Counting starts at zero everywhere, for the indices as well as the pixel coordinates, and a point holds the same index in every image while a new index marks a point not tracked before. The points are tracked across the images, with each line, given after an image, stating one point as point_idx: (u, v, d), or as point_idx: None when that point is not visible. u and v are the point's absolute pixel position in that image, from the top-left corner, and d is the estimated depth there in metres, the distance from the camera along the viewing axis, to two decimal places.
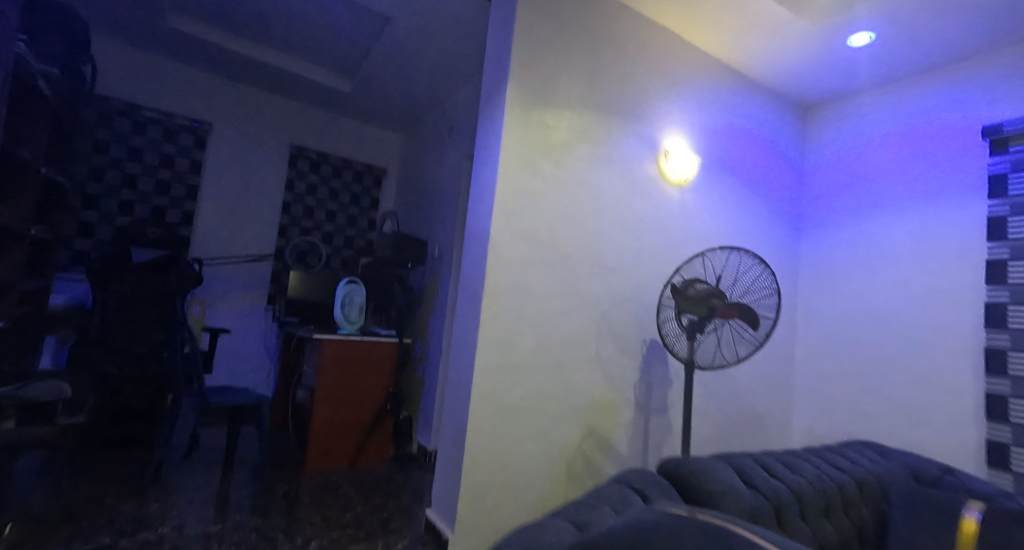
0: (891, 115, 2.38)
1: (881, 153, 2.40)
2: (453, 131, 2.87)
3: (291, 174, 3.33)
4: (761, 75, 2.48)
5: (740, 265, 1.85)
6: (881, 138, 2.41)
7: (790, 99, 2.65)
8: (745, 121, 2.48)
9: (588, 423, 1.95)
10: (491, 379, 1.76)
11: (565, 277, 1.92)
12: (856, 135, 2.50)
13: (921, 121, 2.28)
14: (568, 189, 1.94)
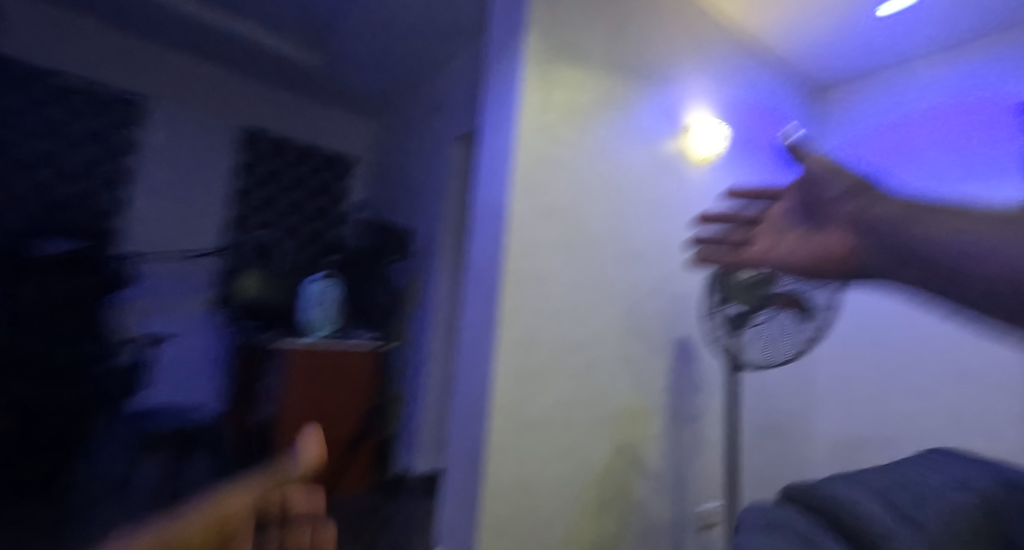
0: (917, 95, 2.21)
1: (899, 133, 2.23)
2: (439, 110, 2.54)
3: (248, 160, 2.90)
4: (784, 49, 2.27)
5: None
6: (901, 118, 2.24)
7: (807, 77, 2.47)
8: (768, 98, 2.27)
9: (619, 437, 1.66)
10: (511, 387, 1.45)
11: (591, 265, 1.63)
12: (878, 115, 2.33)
13: (944, 101, 2.12)
14: (593, 162, 1.65)
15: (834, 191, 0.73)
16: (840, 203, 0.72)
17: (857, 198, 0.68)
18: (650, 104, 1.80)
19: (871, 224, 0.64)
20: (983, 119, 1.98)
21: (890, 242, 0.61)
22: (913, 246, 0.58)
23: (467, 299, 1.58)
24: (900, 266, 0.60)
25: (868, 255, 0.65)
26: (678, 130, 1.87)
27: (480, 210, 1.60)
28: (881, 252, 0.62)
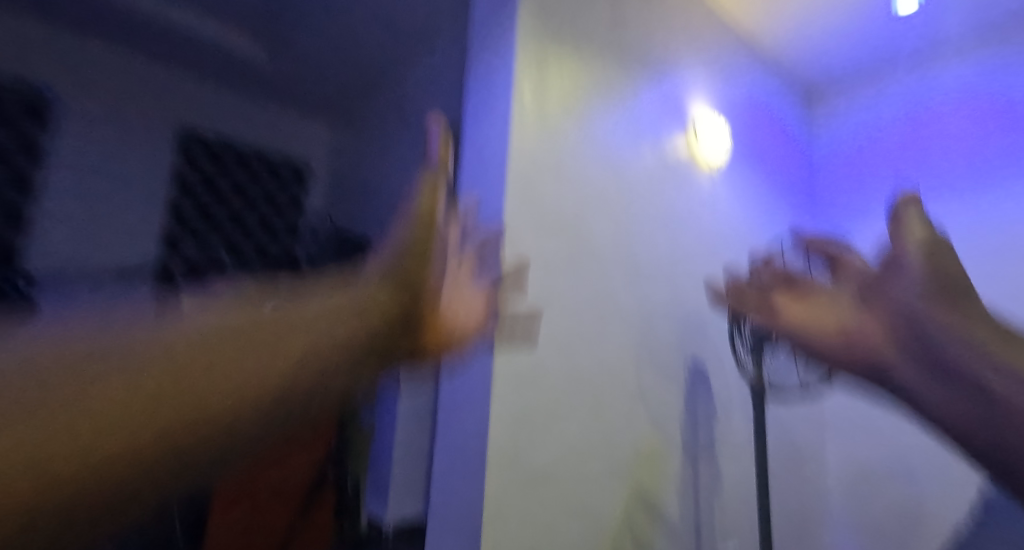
0: (910, 91, 2.04)
1: (894, 137, 2.06)
2: (407, 109, 2.26)
3: (177, 162, 2.48)
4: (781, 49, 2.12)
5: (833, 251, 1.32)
6: (895, 119, 2.07)
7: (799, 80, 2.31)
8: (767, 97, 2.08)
9: (634, 483, 1.41)
10: (511, 435, 1.17)
11: (598, 283, 1.38)
12: (871, 116, 2.14)
13: (940, 99, 1.96)
14: (596, 162, 1.41)
15: (906, 281, 0.63)
16: (902, 290, 0.63)
17: (933, 297, 0.59)
18: (651, 96, 1.57)
19: (927, 338, 0.57)
20: (979, 119, 1.84)
21: (950, 357, 0.53)
22: (966, 360, 0.51)
23: None
24: (954, 399, 0.52)
25: (906, 362, 0.59)
26: (684, 128, 1.64)
27: None
28: (924, 364, 0.57)
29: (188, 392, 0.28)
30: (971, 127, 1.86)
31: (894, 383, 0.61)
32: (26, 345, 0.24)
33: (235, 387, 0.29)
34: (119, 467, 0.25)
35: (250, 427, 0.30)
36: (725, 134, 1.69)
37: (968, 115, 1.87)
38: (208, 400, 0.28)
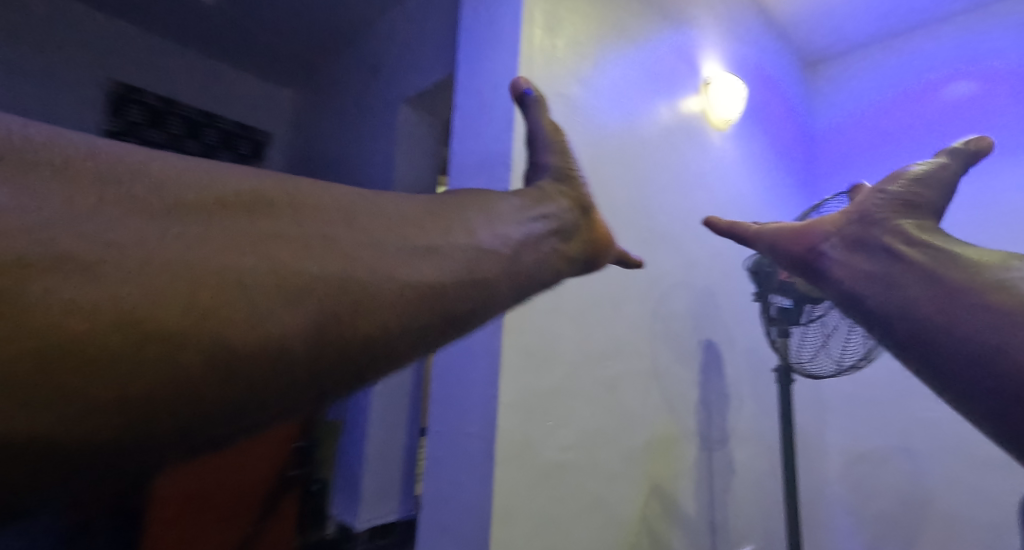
0: (906, 69, 1.92)
1: (890, 117, 1.94)
2: (376, 68, 1.98)
3: (113, 125, 1.93)
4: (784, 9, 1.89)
5: None
6: (891, 98, 1.95)
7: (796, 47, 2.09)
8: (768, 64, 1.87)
9: (649, 474, 1.25)
10: (522, 423, 0.99)
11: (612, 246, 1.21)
12: (871, 92, 2.01)
13: (940, 76, 1.84)
14: (609, 110, 1.23)
15: (882, 193, 0.67)
16: (878, 201, 0.67)
17: (903, 210, 0.65)
18: (666, 45, 1.42)
19: (882, 239, 0.64)
20: (974, 98, 1.75)
21: (910, 258, 0.60)
22: (920, 265, 0.58)
23: None
24: (876, 279, 0.61)
25: (853, 249, 0.66)
26: (699, 83, 1.50)
27: (463, 165, 1.14)
28: (870, 256, 0.64)
29: (343, 265, 0.41)
30: (968, 104, 1.77)
31: (816, 271, 0.70)
32: (123, 187, 0.35)
33: (358, 258, 0.42)
34: (300, 281, 0.38)
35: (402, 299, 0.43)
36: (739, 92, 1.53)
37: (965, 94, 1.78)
38: (355, 270, 0.41)
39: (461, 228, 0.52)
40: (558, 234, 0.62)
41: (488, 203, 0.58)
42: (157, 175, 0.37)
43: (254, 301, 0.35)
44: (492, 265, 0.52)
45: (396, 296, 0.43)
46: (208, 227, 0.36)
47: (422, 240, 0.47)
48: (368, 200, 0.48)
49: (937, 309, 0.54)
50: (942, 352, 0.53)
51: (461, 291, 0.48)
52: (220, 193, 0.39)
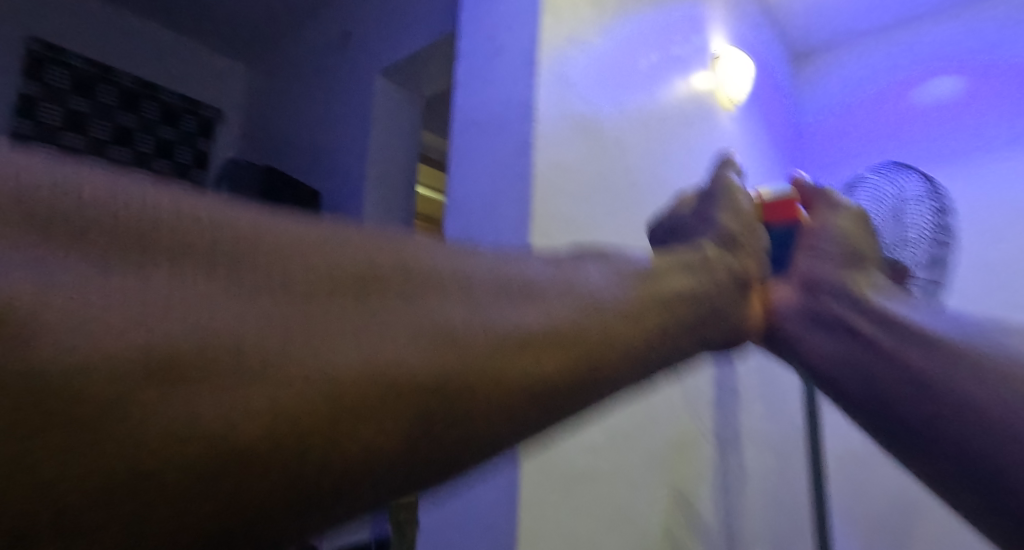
0: (907, 57, 1.63)
1: (868, 112, 1.67)
2: (348, 35, 1.69)
3: (30, 89, 1.64)
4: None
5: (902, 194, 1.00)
6: (876, 91, 1.67)
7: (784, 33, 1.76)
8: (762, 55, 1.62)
9: (672, 481, 1.09)
10: None
11: (639, 213, 1.04)
12: (846, 87, 1.74)
13: (922, 70, 1.60)
14: (635, 64, 1.10)
15: (821, 253, 0.65)
16: (818, 261, 0.64)
17: (845, 271, 0.62)
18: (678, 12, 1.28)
19: (834, 305, 0.59)
20: (959, 95, 1.51)
21: (870, 326, 0.54)
22: (883, 333, 0.53)
23: None
24: (844, 351, 0.55)
25: (823, 322, 0.59)
26: (708, 57, 1.37)
27: (470, 118, 0.94)
28: (837, 335, 0.56)
29: (489, 343, 0.30)
30: (938, 110, 1.54)
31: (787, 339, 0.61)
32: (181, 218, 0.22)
33: (491, 334, 0.30)
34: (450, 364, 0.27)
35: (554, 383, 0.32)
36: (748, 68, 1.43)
37: (948, 90, 1.54)
38: (487, 358, 0.29)
39: (592, 281, 0.41)
40: (697, 312, 0.50)
41: (616, 260, 0.47)
42: (221, 198, 0.26)
43: (364, 361, 0.24)
44: (630, 336, 0.39)
45: (524, 370, 0.30)
46: (297, 247, 0.26)
47: (555, 295, 0.36)
48: (493, 254, 0.37)
49: (916, 379, 0.48)
50: (932, 429, 0.45)
51: (597, 372, 0.35)
52: (320, 229, 0.28)
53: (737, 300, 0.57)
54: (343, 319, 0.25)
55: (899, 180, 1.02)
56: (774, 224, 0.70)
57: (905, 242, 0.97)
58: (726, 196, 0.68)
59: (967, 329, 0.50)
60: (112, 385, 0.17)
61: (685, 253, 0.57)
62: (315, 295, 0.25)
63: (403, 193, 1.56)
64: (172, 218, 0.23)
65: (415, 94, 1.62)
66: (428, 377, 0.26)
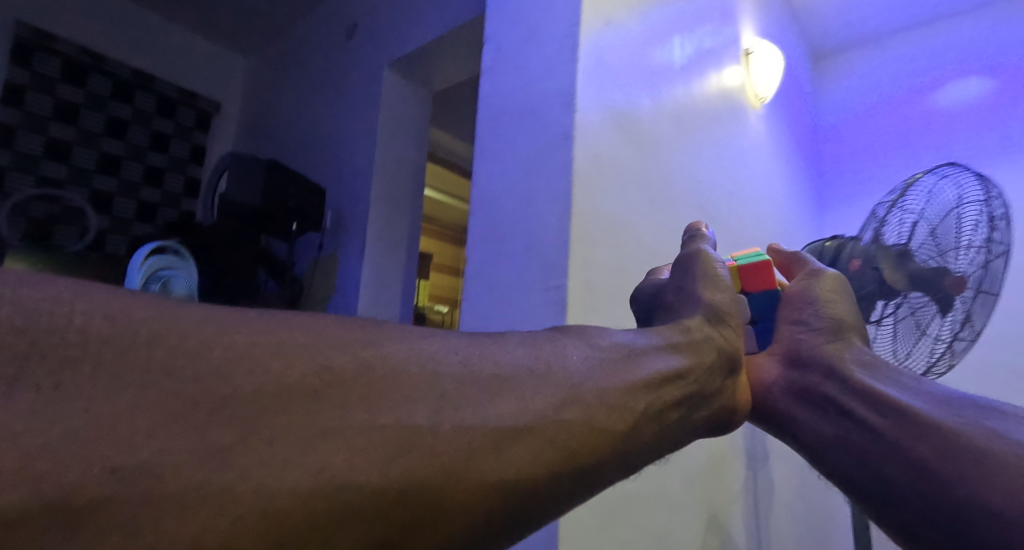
0: (925, 63, 1.58)
1: (891, 116, 1.62)
2: (353, 25, 1.56)
3: (16, 77, 1.52)
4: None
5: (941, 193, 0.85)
6: (898, 94, 1.61)
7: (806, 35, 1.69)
8: (789, 56, 1.55)
9: (711, 501, 0.92)
10: None
11: (682, 211, 0.90)
12: (864, 92, 1.68)
13: (953, 70, 1.53)
14: (676, 47, 0.95)
15: (806, 326, 0.61)
16: (806, 336, 0.60)
17: (831, 339, 0.59)
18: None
19: (823, 383, 0.55)
20: (983, 99, 1.46)
21: (858, 408, 0.51)
22: (875, 418, 0.49)
23: (471, 269, 0.81)
24: (839, 436, 0.52)
25: (818, 398, 0.55)
26: (740, 51, 1.19)
27: (498, 111, 0.83)
28: (832, 412, 0.53)
29: (456, 450, 0.30)
30: (978, 107, 1.46)
31: (782, 423, 0.57)
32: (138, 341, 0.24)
33: (456, 435, 0.31)
34: (422, 472, 0.28)
35: (530, 480, 0.33)
36: (777, 57, 1.23)
37: (982, 89, 1.46)
38: (451, 459, 0.30)
39: (575, 366, 0.41)
40: (689, 397, 0.48)
41: (603, 338, 0.46)
42: (197, 311, 0.28)
43: (316, 480, 0.25)
44: (614, 424, 0.39)
45: (491, 472, 0.31)
46: (257, 361, 0.27)
47: (531, 385, 0.37)
48: (470, 338, 0.38)
49: (915, 472, 0.45)
50: (944, 529, 0.42)
51: (572, 466, 0.35)
52: (287, 336, 0.29)
53: (723, 381, 0.54)
54: (295, 435, 0.26)
55: (956, 176, 0.84)
56: (751, 292, 0.64)
57: (956, 247, 0.84)
58: (704, 274, 0.60)
59: (962, 412, 0.46)
60: (46, 531, 0.18)
61: (666, 328, 0.54)
62: (266, 415, 0.26)
63: (410, 192, 1.46)
64: (143, 337, 0.25)
65: (424, 89, 1.51)
66: (379, 495, 0.26)
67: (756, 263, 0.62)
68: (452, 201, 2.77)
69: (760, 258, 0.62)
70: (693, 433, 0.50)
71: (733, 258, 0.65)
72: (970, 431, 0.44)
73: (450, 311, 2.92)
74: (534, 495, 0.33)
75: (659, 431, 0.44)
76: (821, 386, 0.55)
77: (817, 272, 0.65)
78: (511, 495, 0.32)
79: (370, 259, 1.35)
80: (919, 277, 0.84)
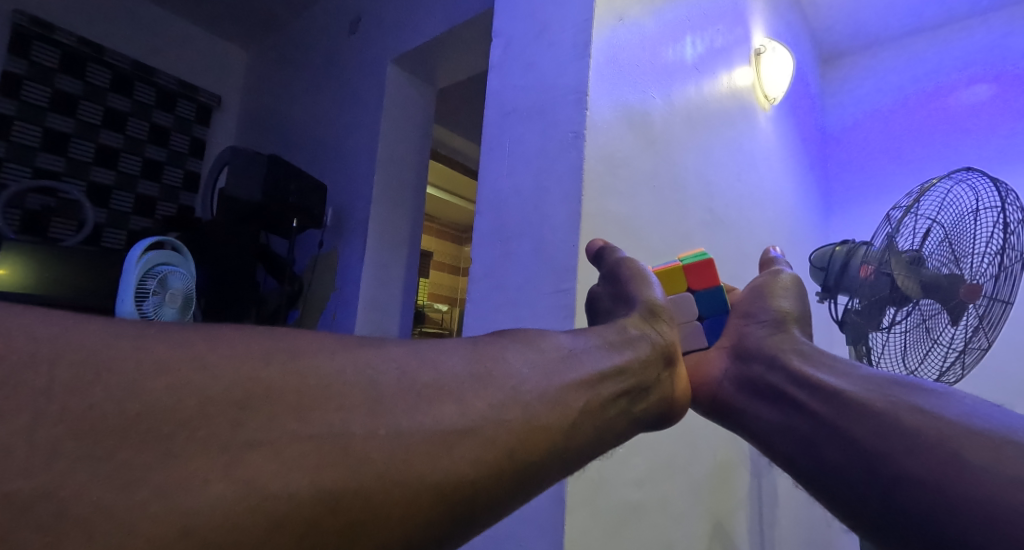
0: (935, 66, 1.54)
1: (899, 119, 1.59)
2: (358, 21, 1.53)
3: (15, 66, 1.51)
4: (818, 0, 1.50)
5: (958, 199, 0.82)
6: (907, 97, 1.58)
7: (815, 38, 1.65)
8: (799, 61, 1.51)
9: (714, 509, 0.89)
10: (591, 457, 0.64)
11: (688, 211, 0.87)
12: (874, 94, 1.65)
13: (968, 74, 1.49)
14: (687, 45, 0.92)
15: (756, 321, 0.60)
16: (753, 329, 0.59)
17: (775, 332, 0.57)
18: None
19: (768, 373, 0.53)
20: (991, 104, 1.43)
21: (800, 395, 0.48)
22: (814, 403, 0.47)
23: (478, 268, 0.78)
24: (784, 425, 0.49)
25: (761, 393, 0.53)
26: (750, 51, 1.15)
27: (504, 109, 0.81)
28: (778, 404, 0.50)
29: (381, 450, 0.27)
30: (993, 111, 1.43)
31: (732, 416, 0.55)
32: (33, 353, 0.22)
33: (386, 440, 0.28)
34: (337, 476, 0.25)
35: (468, 479, 0.29)
36: (788, 59, 1.21)
37: (995, 95, 1.43)
38: (372, 459, 0.26)
39: (515, 367, 0.38)
40: (629, 392, 0.46)
41: (544, 339, 0.43)
42: (111, 326, 0.25)
43: (238, 494, 0.22)
44: (559, 425, 0.37)
45: (430, 475, 0.28)
46: (173, 373, 0.24)
47: (469, 389, 0.34)
48: (407, 344, 0.35)
49: (858, 455, 0.42)
50: (887, 513, 0.39)
51: (517, 468, 0.33)
52: (210, 346, 0.27)
53: (662, 372, 0.52)
54: (214, 454, 0.23)
55: (973, 179, 0.81)
56: (698, 290, 0.62)
57: (971, 253, 0.81)
58: (633, 276, 0.59)
59: (894, 391, 0.44)
60: None
61: (604, 328, 0.52)
62: (184, 430, 0.23)
63: (412, 190, 1.44)
64: (40, 354, 0.22)
65: (429, 84, 1.48)
66: (305, 501, 0.23)
67: (701, 262, 0.59)
68: (454, 199, 2.76)
69: (703, 257, 0.60)
70: (637, 425, 0.47)
71: (679, 258, 0.62)
72: (904, 409, 0.42)
73: (449, 309, 2.90)
74: (475, 496, 0.30)
75: (603, 428, 0.41)
76: (766, 380, 0.53)
77: (776, 272, 0.65)
78: (448, 499, 0.28)
79: (372, 257, 1.33)
80: (933, 282, 0.81)
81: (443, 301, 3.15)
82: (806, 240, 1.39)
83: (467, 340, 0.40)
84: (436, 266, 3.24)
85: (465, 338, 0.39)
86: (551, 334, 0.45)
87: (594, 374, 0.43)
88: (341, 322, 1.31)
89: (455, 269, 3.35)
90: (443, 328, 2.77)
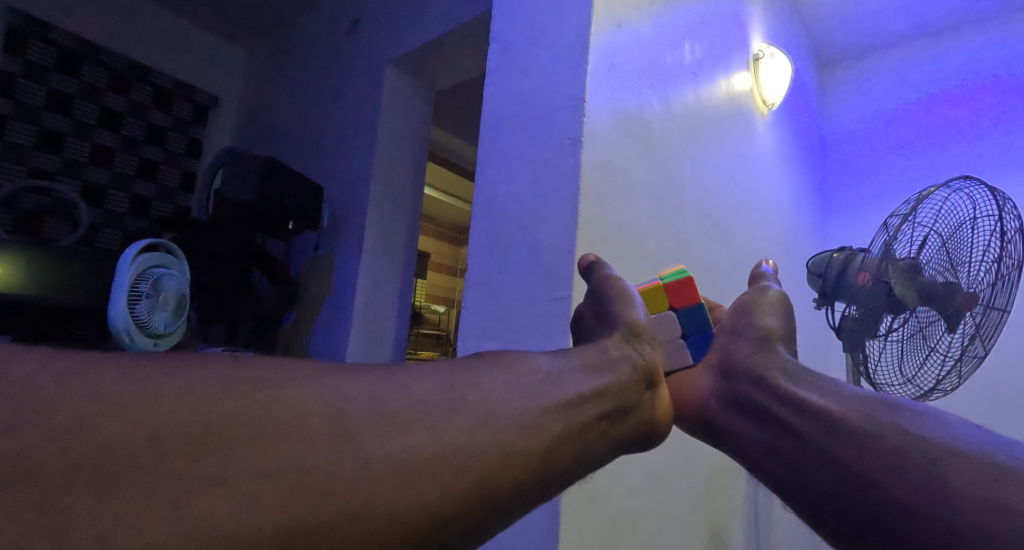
0: (932, 73, 1.55)
1: (897, 125, 1.59)
2: (356, 24, 1.53)
3: (8, 65, 1.50)
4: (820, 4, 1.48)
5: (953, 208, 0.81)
6: (905, 102, 1.58)
7: (815, 43, 1.65)
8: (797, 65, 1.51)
9: (711, 520, 0.88)
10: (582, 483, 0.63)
11: (686, 216, 0.87)
12: (873, 99, 1.64)
13: (968, 79, 1.49)
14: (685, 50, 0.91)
15: (741, 337, 0.60)
16: (738, 346, 0.59)
17: (758, 350, 0.57)
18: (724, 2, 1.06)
19: (754, 392, 0.53)
20: (990, 111, 1.44)
21: (787, 415, 0.48)
22: (801, 424, 0.46)
23: (473, 278, 0.77)
24: (769, 444, 0.48)
25: (748, 416, 0.52)
26: (748, 57, 1.14)
27: (498, 119, 0.81)
28: (767, 423, 0.49)
29: (345, 484, 0.26)
30: (992, 116, 1.43)
31: (719, 434, 0.54)
32: None
33: (349, 472, 0.27)
34: (291, 514, 0.24)
35: (435, 512, 0.29)
36: (786, 64, 1.20)
37: (992, 101, 1.44)
38: (335, 491, 0.26)
39: (491, 392, 0.37)
40: (608, 414, 0.45)
41: (522, 361, 0.43)
42: (68, 362, 0.25)
43: (183, 535, 0.21)
44: (534, 448, 0.36)
45: (396, 508, 0.27)
46: (133, 409, 0.24)
47: (440, 414, 0.33)
48: (382, 371, 0.35)
49: (844, 476, 0.41)
50: (875, 536, 0.38)
51: (488, 498, 0.32)
52: (169, 380, 0.26)
53: (642, 394, 0.52)
54: (160, 495, 0.22)
55: (970, 188, 0.80)
56: (680, 308, 0.61)
57: (968, 261, 0.80)
58: (617, 295, 0.59)
59: (877, 412, 0.44)
60: None
61: (585, 349, 0.51)
62: (131, 470, 0.22)
63: (409, 193, 1.43)
64: None
65: (427, 88, 1.48)
66: (257, 542, 0.23)
67: (679, 280, 0.59)
68: (451, 200, 2.75)
69: (682, 274, 0.59)
70: (619, 448, 0.47)
71: (660, 276, 0.62)
72: (889, 430, 0.41)
73: (447, 311, 2.89)
74: (442, 532, 0.29)
75: (581, 452, 0.41)
76: (756, 402, 0.51)
77: (763, 289, 0.65)
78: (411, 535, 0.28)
79: (367, 260, 1.32)
80: (929, 290, 0.81)
81: (440, 301, 3.14)
82: (804, 248, 1.39)
83: (441, 364, 0.39)
84: (434, 267, 3.23)
85: (446, 364, 0.39)
86: (532, 357, 0.44)
87: (573, 399, 0.42)
88: (336, 327, 1.30)
89: (453, 270, 3.35)
90: (441, 329, 2.76)
